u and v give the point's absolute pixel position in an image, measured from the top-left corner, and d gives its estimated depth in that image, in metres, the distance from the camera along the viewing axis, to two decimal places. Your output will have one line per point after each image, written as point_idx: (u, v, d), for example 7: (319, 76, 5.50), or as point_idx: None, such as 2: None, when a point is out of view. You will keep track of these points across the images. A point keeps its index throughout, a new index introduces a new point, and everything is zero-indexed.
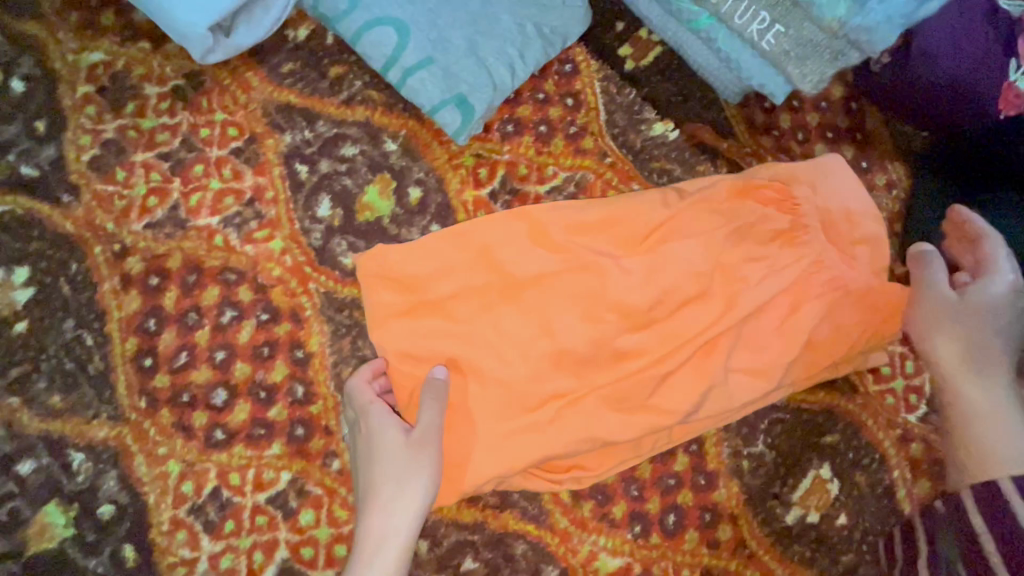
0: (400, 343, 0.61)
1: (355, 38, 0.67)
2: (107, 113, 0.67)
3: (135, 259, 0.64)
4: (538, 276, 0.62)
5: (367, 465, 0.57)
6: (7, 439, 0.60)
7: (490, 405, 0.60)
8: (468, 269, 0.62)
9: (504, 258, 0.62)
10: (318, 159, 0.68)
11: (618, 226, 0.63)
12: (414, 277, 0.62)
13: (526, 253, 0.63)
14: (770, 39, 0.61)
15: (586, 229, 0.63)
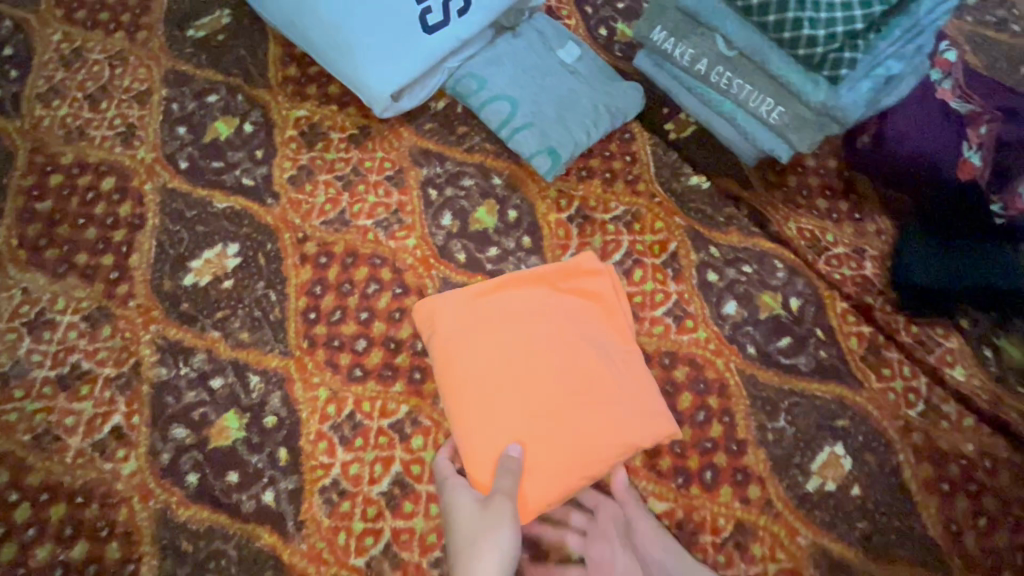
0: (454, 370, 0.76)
1: (480, 108, 0.96)
2: (303, 148, 0.96)
3: (311, 243, 0.89)
4: (527, 314, 0.79)
5: (455, 519, 0.69)
6: (207, 361, 0.81)
7: (506, 426, 0.73)
8: (467, 314, 0.79)
9: (492, 303, 0.80)
10: (445, 186, 0.95)
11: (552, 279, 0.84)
12: (453, 325, 0.79)
13: (507, 301, 0.80)
14: (776, 116, 0.86)
15: (534, 282, 0.83)
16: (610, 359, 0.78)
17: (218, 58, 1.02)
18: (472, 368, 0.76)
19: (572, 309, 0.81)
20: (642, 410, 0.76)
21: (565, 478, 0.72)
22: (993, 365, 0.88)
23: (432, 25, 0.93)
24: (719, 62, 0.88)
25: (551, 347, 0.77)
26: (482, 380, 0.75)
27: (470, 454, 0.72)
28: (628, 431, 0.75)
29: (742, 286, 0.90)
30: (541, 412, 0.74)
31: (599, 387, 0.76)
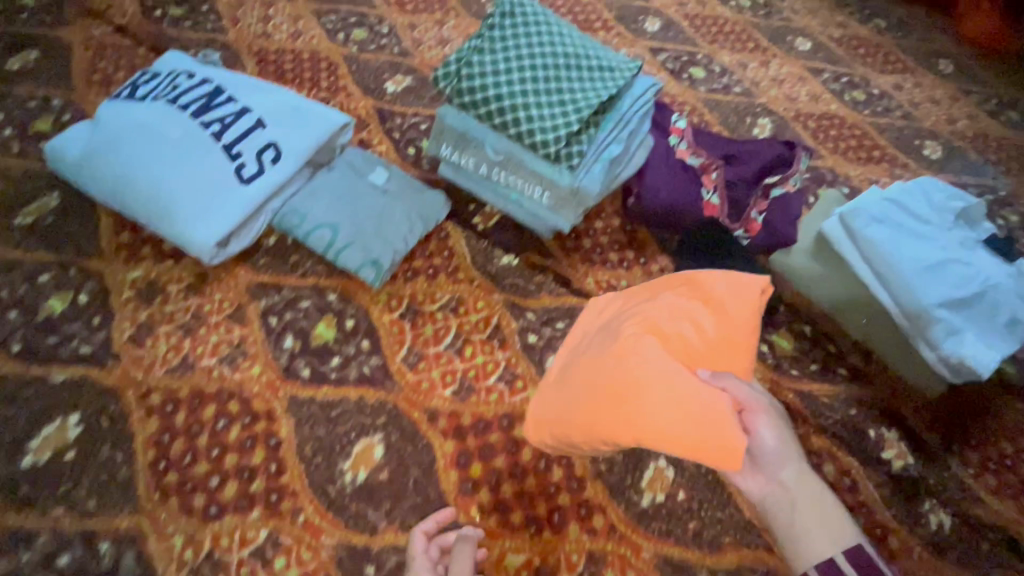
0: (580, 418, 0.82)
1: (305, 237, 1.08)
2: (142, 305, 1.02)
3: (156, 394, 0.93)
4: (591, 346, 0.90)
5: None
6: (52, 539, 0.80)
7: (629, 422, 0.76)
8: (568, 377, 0.89)
9: (588, 349, 0.90)
10: (283, 312, 1.04)
11: (604, 312, 0.99)
12: (558, 404, 0.87)
13: (577, 357, 0.92)
14: (546, 199, 1.05)
15: (576, 339, 0.99)
16: (649, 309, 0.86)
17: (48, 238, 1.08)
18: (595, 399, 0.80)
19: (631, 304, 0.93)
20: (718, 314, 0.84)
21: (712, 399, 0.73)
22: (770, 357, 1.07)
23: (248, 177, 1.07)
24: (493, 164, 1.08)
25: (650, 320, 0.84)
26: (620, 394, 0.78)
27: (675, 445, 0.72)
28: (696, 342, 0.82)
29: (558, 341, 1.04)
30: (627, 386, 0.77)
31: (680, 324, 0.83)
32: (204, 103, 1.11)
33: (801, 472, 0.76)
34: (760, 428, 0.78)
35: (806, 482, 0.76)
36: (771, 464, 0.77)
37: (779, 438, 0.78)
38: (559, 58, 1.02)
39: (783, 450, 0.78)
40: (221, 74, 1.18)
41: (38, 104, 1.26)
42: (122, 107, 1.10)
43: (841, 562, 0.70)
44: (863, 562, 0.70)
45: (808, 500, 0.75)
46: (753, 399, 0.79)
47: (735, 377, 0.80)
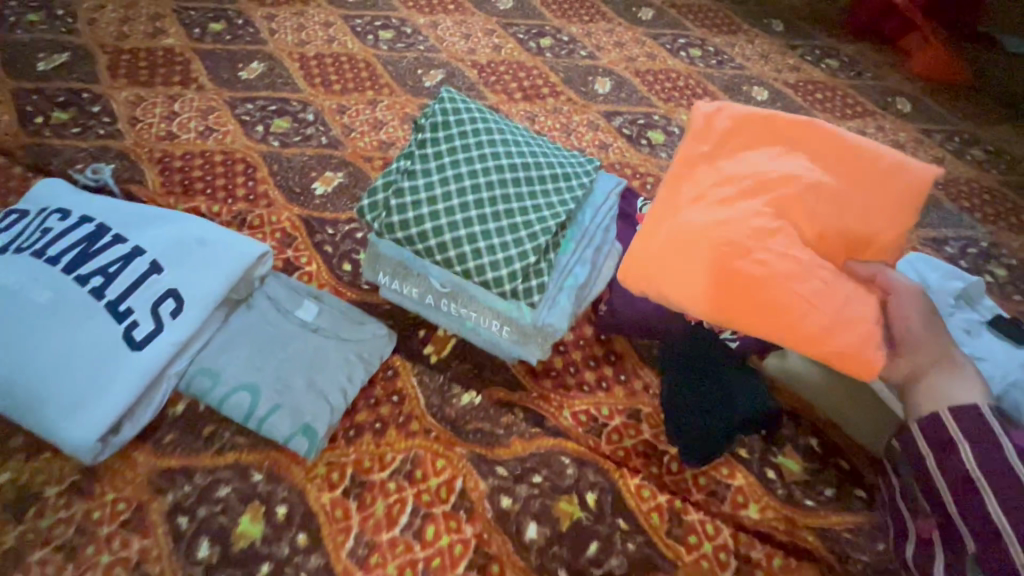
0: (719, 297, 0.83)
1: (220, 404, 0.89)
2: (8, 522, 0.80)
3: None
4: (700, 226, 0.85)
5: None
6: None
7: (805, 289, 0.79)
8: (679, 230, 0.87)
9: (681, 217, 0.87)
10: (196, 507, 0.84)
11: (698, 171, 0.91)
12: (655, 256, 0.86)
13: (661, 216, 0.89)
14: (506, 333, 0.90)
15: (680, 173, 0.92)
16: (809, 193, 0.85)
17: None
18: (758, 246, 0.82)
19: (744, 161, 0.90)
20: (874, 189, 0.86)
21: (863, 301, 0.80)
22: (779, 486, 0.94)
23: (140, 340, 0.87)
24: (441, 296, 0.92)
25: (769, 186, 0.86)
26: (728, 227, 0.84)
27: (793, 342, 0.80)
28: (860, 205, 0.85)
29: (537, 501, 0.88)
30: (806, 257, 0.81)
31: (783, 226, 0.83)
32: (82, 251, 0.92)
33: (941, 337, 0.83)
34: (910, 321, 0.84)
35: (942, 346, 0.82)
36: (915, 342, 0.83)
37: (923, 314, 0.85)
38: (505, 171, 0.87)
39: (932, 329, 0.84)
40: (105, 207, 0.99)
41: None
42: None
43: (981, 408, 0.74)
44: (996, 416, 0.74)
45: (945, 345, 0.83)
46: (921, 293, 0.87)
47: (884, 262, 0.86)
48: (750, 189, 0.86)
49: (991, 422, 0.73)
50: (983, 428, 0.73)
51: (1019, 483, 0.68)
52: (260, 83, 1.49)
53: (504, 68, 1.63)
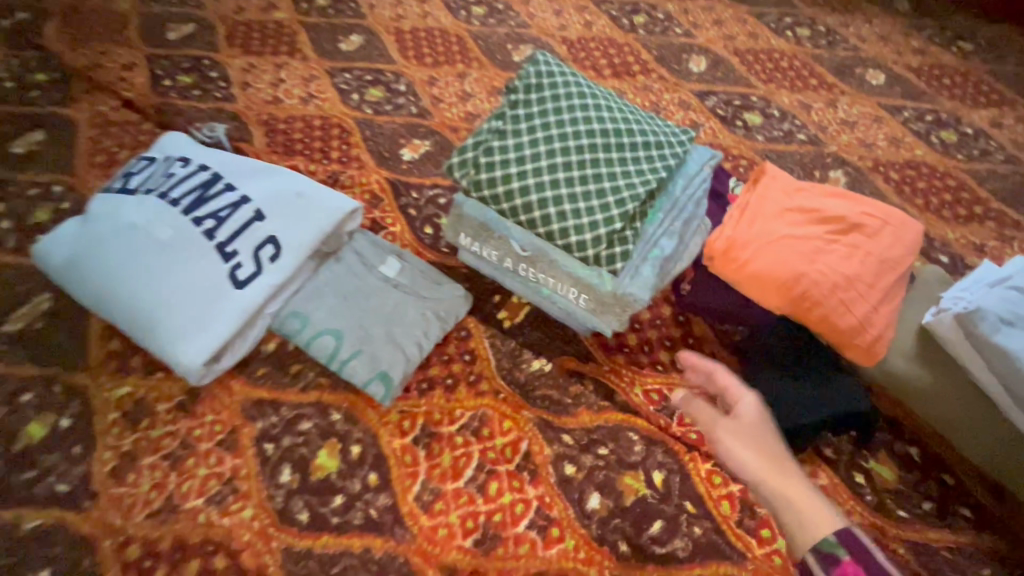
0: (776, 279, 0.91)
1: (307, 345, 0.95)
2: (126, 429, 0.91)
3: (135, 545, 0.81)
4: (780, 234, 0.94)
5: None
6: None
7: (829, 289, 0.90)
8: (767, 226, 0.95)
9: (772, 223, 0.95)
10: (281, 436, 0.90)
11: (790, 195, 1.00)
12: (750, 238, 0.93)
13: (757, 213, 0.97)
14: (584, 301, 0.88)
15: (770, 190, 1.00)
16: (856, 235, 0.96)
17: (35, 348, 0.99)
18: (811, 258, 0.92)
19: (814, 199, 1.00)
20: (905, 242, 0.97)
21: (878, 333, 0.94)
22: (868, 492, 0.86)
23: (244, 278, 0.95)
24: (520, 259, 0.92)
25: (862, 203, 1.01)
26: (827, 207, 0.97)
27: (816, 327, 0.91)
28: (892, 252, 0.96)
29: (602, 473, 0.86)
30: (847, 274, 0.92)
31: (844, 250, 0.94)
32: (199, 196, 1.01)
33: (775, 463, 0.77)
34: (740, 451, 0.80)
35: (779, 474, 0.76)
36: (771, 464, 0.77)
37: (750, 431, 0.82)
38: (597, 136, 0.86)
39: (775, 455, 0.78)
40: (220, 158, 1.08)
41: (39, 197, 1.20)
42: (115, 202, 1.01)
43: (834, 546, 0.63)
44: (856, 546, 0.63)
45: (784, 467, 0.76)
46: (742, 399, 0.86)
47: (717, 367, 0.91)
48: (818, 218, 0.96)
49: (852, 556, 0.62)
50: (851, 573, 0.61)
51: None
52: (358, 54, 1.56)
53: (594, 44, 1.60)
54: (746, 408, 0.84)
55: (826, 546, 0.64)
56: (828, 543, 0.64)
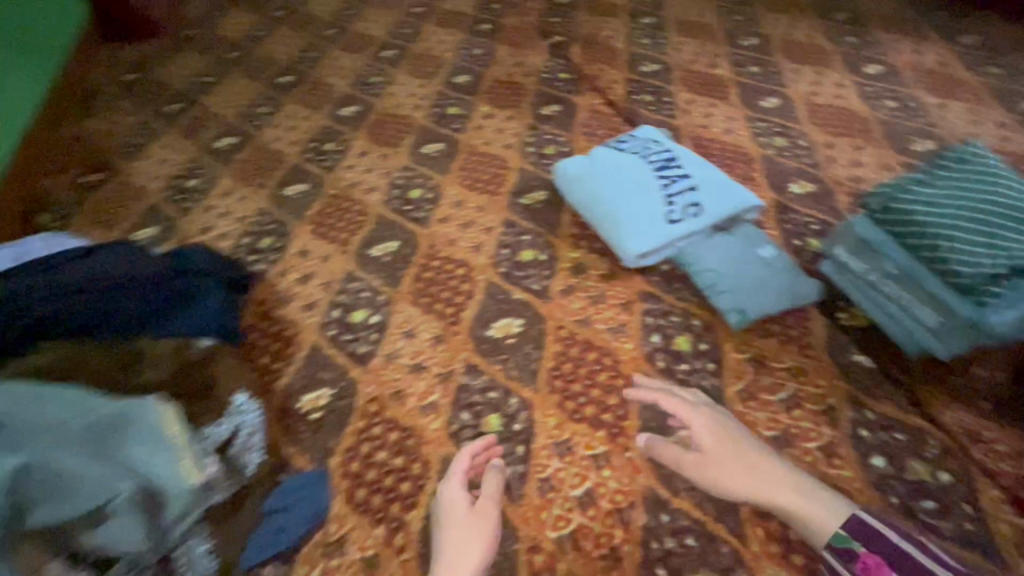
0: None
1: (696, 272, 1.41)
2: (573, 275, 1.52)
3: (565, 331, 1.39)
4: None
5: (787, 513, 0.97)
6: (490, 380, 1.31)
7: None
8: None
9: None
10: (659, 317, 1.39)
11: None
12: None
13: None
14: (932, 322, 1.14)
15: None
16: None
17: (536, 216, 1.71)
18: None
19: None
20: None
21: None
22: None
23: (677, 219, 1.46)
24: (886, 277, 1.21)
25: None
26: None
27: None
28: None
29: (892, 448, 1.10)
30: None
31: None
32: (663, 164, 1.58)
33: (738, 461, 1.02)
34: (727, 474, 1.02)
35: (748, 471, 1.01)
36: (746, 468, 1.01)
37: (719, 456, 1.04)
38: (1007, 208, 1.09)
39: (727, 457, 1.03)
40: (678, 148, 1.64)
41: (551, 143, 1.99)
42: (611, 150, 1.64)
43: (848, 542, 0.89)
44: (861, 534, 0.89)
45: (748, 463, 1.02)
46: (694, 427, 1.09)
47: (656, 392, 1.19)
48: None
49: (864, 547, 0.87)
50: (871, 563, 0.86)
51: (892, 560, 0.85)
52: (772, 111, 2.01)
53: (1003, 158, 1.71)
54: (707, 438, 1.07)
55: (841, 543, 0.90)
56: (842, 540, 0.90)
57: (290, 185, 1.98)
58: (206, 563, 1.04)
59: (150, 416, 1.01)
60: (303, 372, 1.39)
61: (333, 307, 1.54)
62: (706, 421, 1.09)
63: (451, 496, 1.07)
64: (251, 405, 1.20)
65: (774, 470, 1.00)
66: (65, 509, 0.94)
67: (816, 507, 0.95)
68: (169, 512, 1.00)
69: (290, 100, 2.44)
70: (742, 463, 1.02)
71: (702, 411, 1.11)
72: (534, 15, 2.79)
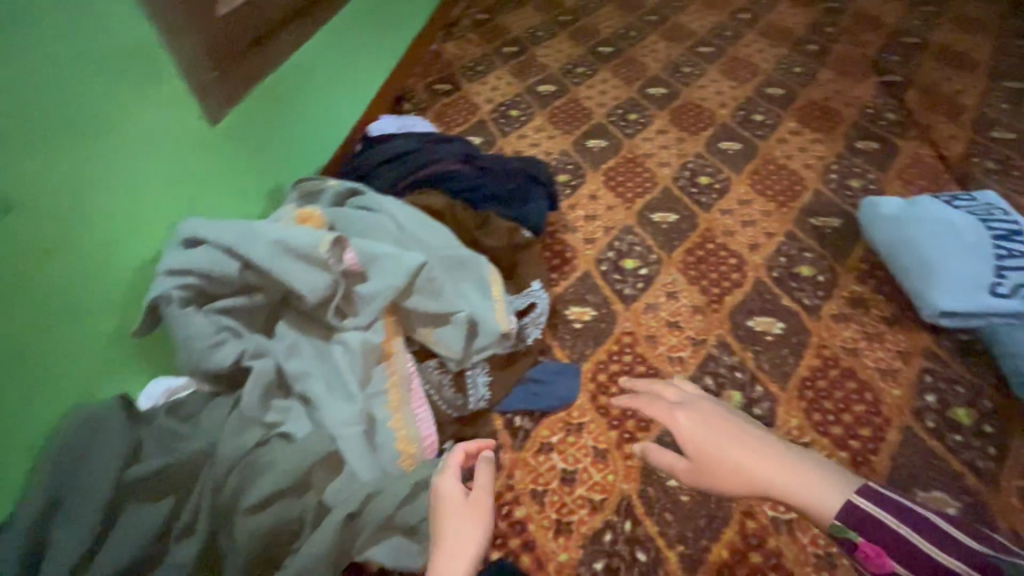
0: None
1: (1006, 355, 1.30)
2: (850, 305, 1.51)
3: (828, 351, 1.41)
4: None
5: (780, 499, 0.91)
6: (741, 362, 1.40)
7: None
8: None
9: None
10: (939, 380, 1.33)
11: None
12: None
13: None
14: None
15: None
16: None
17: (824, 239, 1.70)
18: None
19: None
20: None
21: None
22: None
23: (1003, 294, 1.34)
24: None
25: None
26: None
27: None
28: None
29: None
30: None
31: None
32: (1006, 235, 1.44)
33: (725, 444, 0.96)
34: (724, 472, 0.94)
35: (730, 451, 0.95)
36: (721, 445, 0.96)
37: (707, 441, 0.98)
38: None
39: (716, 438, 0.98)
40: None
41: (858, 177, 1.93)
42: (943, 203, 1.55)
43: (846, 529, 0.85)
44: (855, 518, 0.85)
45: (740, 445, 0.95)
46: (679, 418, 1.05)
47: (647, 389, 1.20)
48: None
49: (859, 533, 0.84)
50: (872, 552, 0.84)
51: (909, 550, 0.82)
52: None
53: None
54: (701, 439, 0.99)
55: (841, 533, 0.85)
56: (842, 530, 0.85)
57: (591, 138, 2.22)
58: (482, 390, 1.32)
59: (485, 271, 1.36)
60: (573, 289, 1.61)
61: (608, 248, 1.74)
62: (698, 422, 1.02)
63: (444, 493, 1.00)
64: (540, 293, 1.44)
65: (766, 451, 0.94)
66: (432, 304, 1.28)
67: (805, 489, 0.88)
68: (479, 341, 1.31)
69: (605, 67, 2.67)
70: (734, 446, 0.95)
71: (685, 401, 1.08)
72: (871, 48, 2.63)
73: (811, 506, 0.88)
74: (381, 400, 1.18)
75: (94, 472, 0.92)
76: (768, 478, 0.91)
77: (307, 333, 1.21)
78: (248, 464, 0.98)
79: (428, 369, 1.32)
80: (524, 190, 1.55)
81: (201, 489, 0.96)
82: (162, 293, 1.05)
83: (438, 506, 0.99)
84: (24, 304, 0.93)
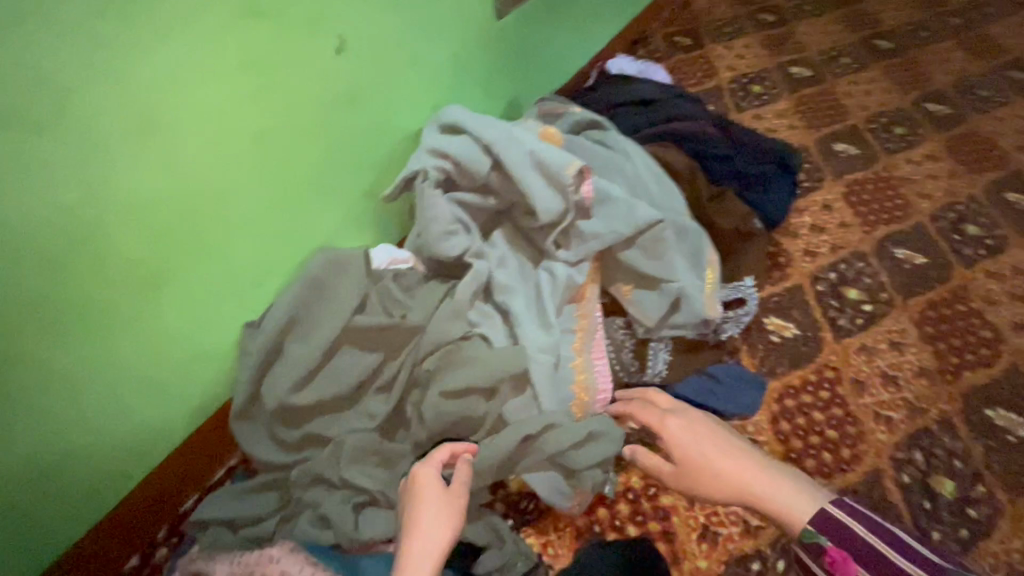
0: None
1: None
2: None
3: None
4: None
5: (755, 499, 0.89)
6: (965, 451, 1.19)
7: None
8: None
9: None
10: None
11: None
12: None
13: None
14: None
15: None
16: None
17: None
18: None
19: None
20: None
21: None
22: None
23: None
24: None
25: None
26: None
27: None
28: None
29: None
30: None
31: None
32: None
33: (706, 439, 0.98)
34: (701, 472, 0.95)
35: (711, 441, 0.97)
36: (694, 437, 0.99)
37: (684, 439, 0.99)
38: None
39: (697, 430, 1.00)
40: None
41: None
42: None
43: (814, 534, 0.82)
44: (828, 524, 0.82)
45: (716, 441, 0.97)
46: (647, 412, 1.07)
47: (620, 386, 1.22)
48: None
49: (829, 539, 0.81)
50: (838, 560, 0.80)
51: (883, 558, 0.77)
52: None
53: None
54: (678, 432, 1.00)
55: (809, 537, 0.82)
56: (810, 534, 0.82)
57: (841, 141, 1.93)
58: (660, 366, 1.25)
59: (707, 250, 1.25)
60: (780, 298, 1.45)
61: (832, 267, 1.52)
62: (682, 421, 1.02)
63: (425, 485, 0.88)
64: (752, 292, 1.31)
65: (738, 446, 0.96)
66: (653, 265, 1.20)
67: (765, 484, 0.89)
68: (676, 317, 1.23)
69: (879, 63, 2.27)
70: (712, 443, 0.97)
71: (655, 398, 1.09)
72: None
73: (776, 507, 0.87)
74: (569, 340, 1.16)
75: (329, 305, 1.03)
76: (738, 474, 0.91)
77: (522, 250, 1.21)
78: (449, 352, 1.02)
79: (612, 326, 1.28)
80: (770, 175, 1.38)
81: (406, 356, 1.03)
82: (422, 168, 1.09)
83: (416, 496, 0.87)
84: (322, 138, 1.03)
